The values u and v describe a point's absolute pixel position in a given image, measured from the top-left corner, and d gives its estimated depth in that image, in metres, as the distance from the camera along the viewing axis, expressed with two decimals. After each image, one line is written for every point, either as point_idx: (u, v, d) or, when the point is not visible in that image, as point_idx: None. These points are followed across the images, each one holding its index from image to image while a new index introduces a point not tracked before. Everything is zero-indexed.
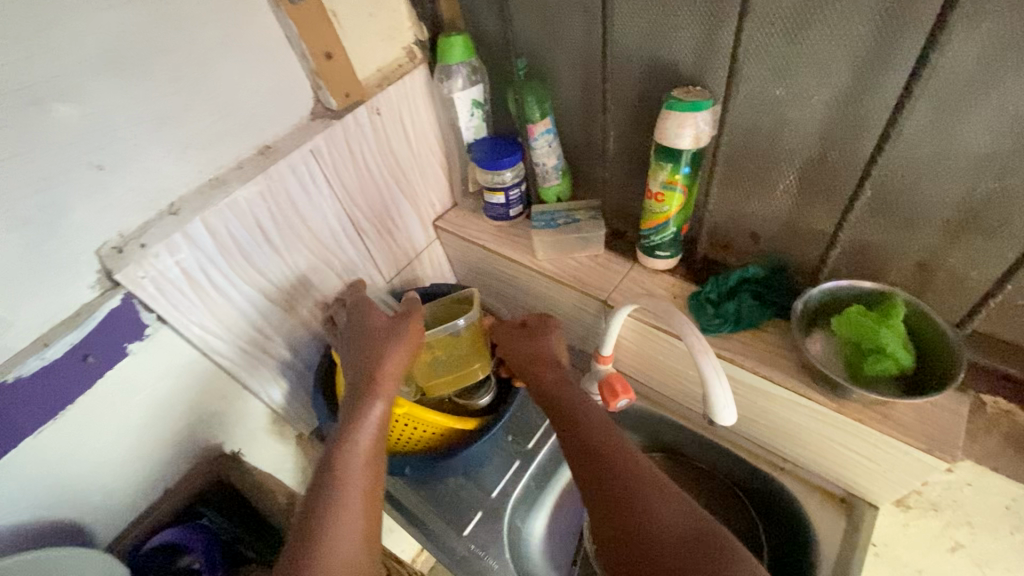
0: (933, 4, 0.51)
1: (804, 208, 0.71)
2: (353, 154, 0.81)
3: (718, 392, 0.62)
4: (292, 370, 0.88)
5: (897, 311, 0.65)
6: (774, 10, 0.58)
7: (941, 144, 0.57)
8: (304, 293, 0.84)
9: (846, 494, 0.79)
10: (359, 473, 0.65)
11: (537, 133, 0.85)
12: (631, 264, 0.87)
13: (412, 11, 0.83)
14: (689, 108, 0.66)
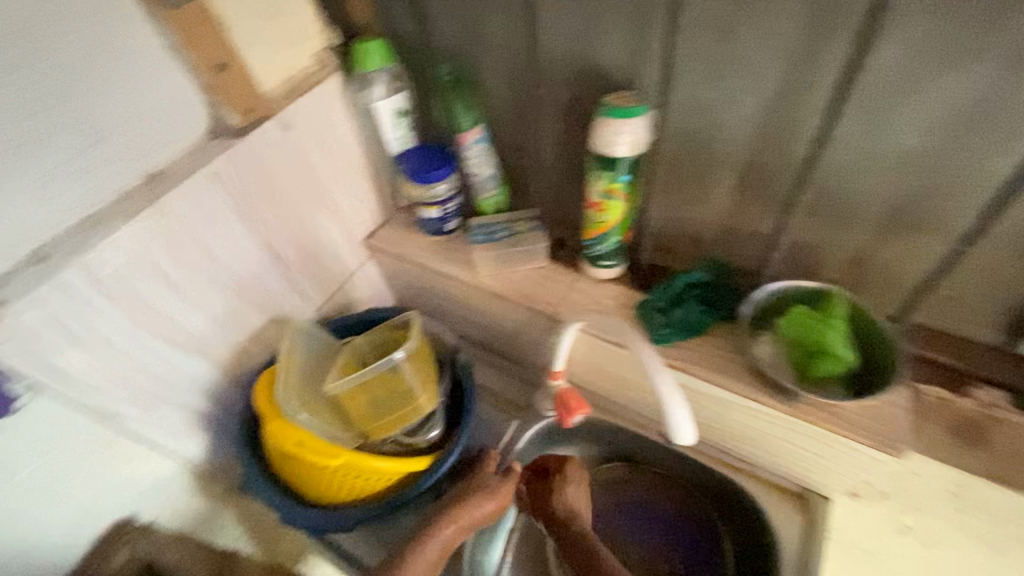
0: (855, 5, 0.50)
1: (742, 212, 0.70)
2: (263, 176, 0.72)
3: (675, 411, 0.59)
4: (212, 420, 0.79)
5: (838, 310, 0.65)
6: (701, 12, 0.56)
7: (874, 147, 0.57)
8: (219, 335, 0.75)
9: (801, 488, 0.80)
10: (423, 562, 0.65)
11: (469, 142, 0.80)
12: (577, 275, 0.84)
13: (320, 13, 0.75)
14: (624, 114, 0.63)
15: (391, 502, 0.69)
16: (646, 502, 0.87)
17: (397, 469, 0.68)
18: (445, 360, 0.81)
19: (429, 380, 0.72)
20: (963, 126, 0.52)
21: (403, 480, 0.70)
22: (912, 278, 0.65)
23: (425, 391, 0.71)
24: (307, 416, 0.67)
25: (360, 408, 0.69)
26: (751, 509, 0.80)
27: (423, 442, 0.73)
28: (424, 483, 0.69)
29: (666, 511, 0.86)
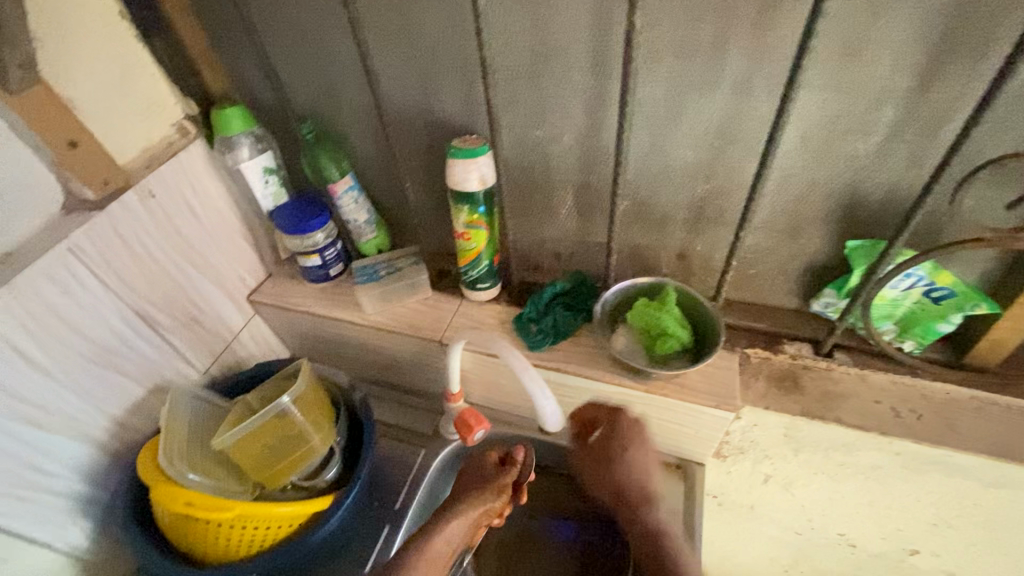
0: (616, 52, 0.62)
1: (586, 225, 0.82)
2: (128, 244, 0.73)
3: (543, 400, 0.68)
4: (95, 503, 0.75)
5: (669, 295, 0.78)
6: (509, 67, 0.67)
7: (663, 162, 0.70)
8: (93, 411, 0.72)
9: (680, 460, 0.88)
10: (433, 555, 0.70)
11: (340, 192, 0.85)
12: (459, 300, 0.91)
13: (174, 86, 0.79)
14: (469, 154, 0.72)
15: (296, 545, 0.70)
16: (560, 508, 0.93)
17: (295, 512, 0.69)
18: (340, 398, 0.83)
19: (323, 418, 0.75)
20: (720, 140, 0.66)
21: (307, 521, 0.71)
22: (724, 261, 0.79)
23: (319, 430, 0.74)
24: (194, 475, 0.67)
25: (252, 457, 0.70)
26: None
27: (322, 481, 0.75)
28: (328, 520, 0.70)
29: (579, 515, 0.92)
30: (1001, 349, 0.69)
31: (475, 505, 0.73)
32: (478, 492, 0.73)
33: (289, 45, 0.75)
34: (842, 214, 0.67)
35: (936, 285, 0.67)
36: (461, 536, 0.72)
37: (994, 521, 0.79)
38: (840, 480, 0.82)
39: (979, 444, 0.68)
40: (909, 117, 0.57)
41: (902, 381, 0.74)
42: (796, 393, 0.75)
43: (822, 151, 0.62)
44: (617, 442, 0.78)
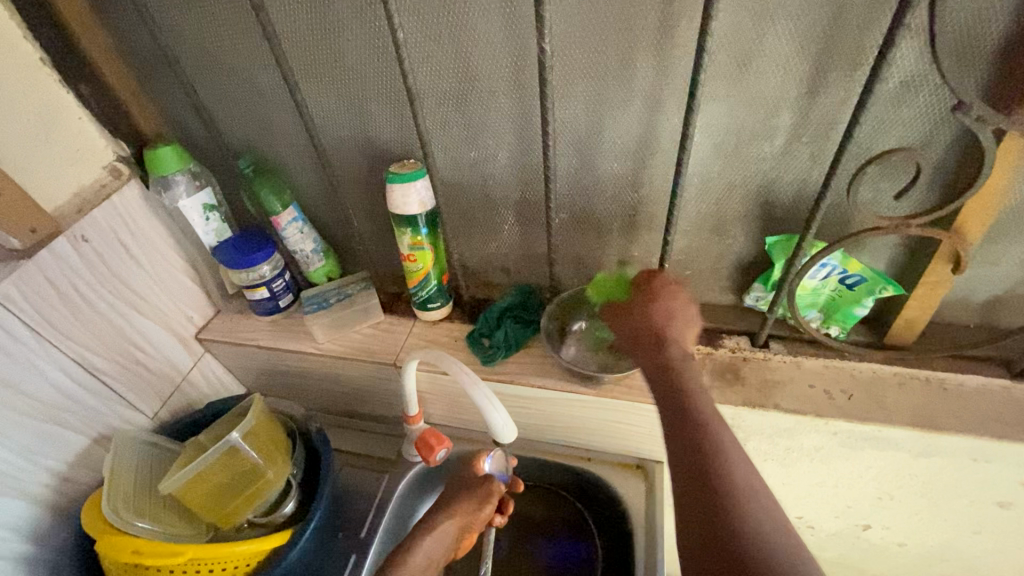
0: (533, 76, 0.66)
1: (527, 238, 0.85)
2: (61, 290, 0.71)
3: (494, 414, 0.69)
4: (42, 566, 0.70)
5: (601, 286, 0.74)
6: (436, 94, 0.70)
7: (592, 174, 0.74)
8: (32, 468, 0.69)
9: (639, 459, 0.89)
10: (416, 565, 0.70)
11: (285, 224, 0.86)
12: (412, 322, 0.91)
13: (103, 129, 0.78)
14: (407, 178, 0.74)
15: None
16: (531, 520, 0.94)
17: (251, 550, 0.68)
18: (294, 429, 0.82)
19: (275, 450, 0.74)
20: (642, 151, 0.70)
21: (263, 560, 0.70)
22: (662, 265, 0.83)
23: (271, 463, 0.73)
24: (144, 522, 0.67)
25: (204, 496, 0.69)
26: (607, 492, 0.88)
27: (280, 516, 0.74)
28: (284, 557, 0.69)
29: (550, 525, 0.93)
30: (913, 329, 0.76)
31: (457, 516, 0.74)
32: (460, 505, 0.75)
33: (221, 83, 0.76)
34: (759, 212, 0.72)
35: (849, 272, 0.72)
36: (444, 549, 0.72)
37: (930, 488, 0.84)
38: (791, 465, 0.86)
39: (904, 417, 0.73)
40: (804, 120, 0.62)
41: (833, 365, 0.79)
42: (738, 383, 0.79)
43: (733, 156, 0.67)
44: (666, 340, 0.63)
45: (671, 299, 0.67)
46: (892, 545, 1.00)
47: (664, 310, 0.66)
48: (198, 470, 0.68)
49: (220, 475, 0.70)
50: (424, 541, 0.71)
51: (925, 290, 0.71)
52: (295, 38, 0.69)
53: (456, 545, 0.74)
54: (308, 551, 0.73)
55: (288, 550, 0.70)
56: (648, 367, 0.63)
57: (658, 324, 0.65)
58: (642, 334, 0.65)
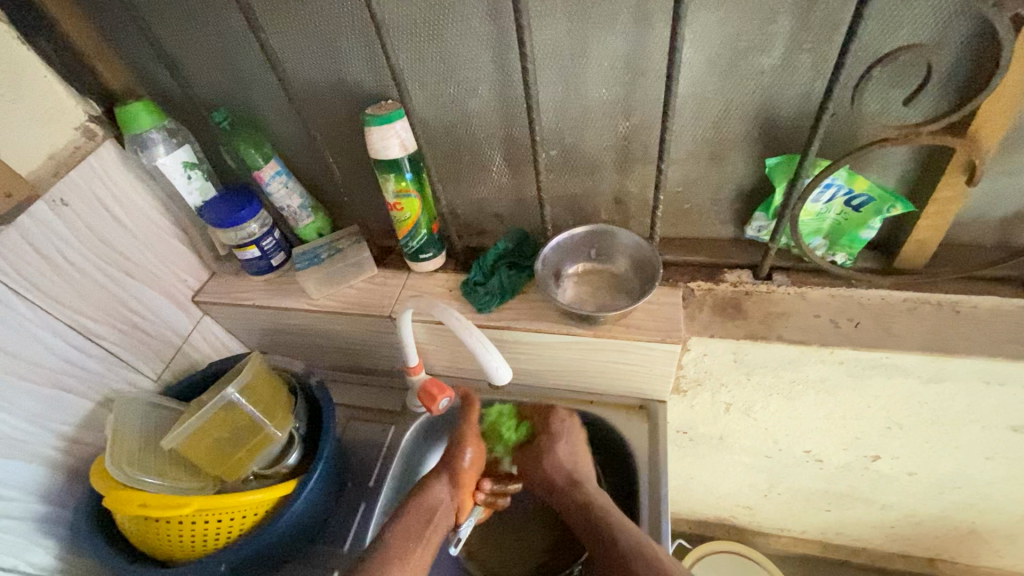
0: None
1: (518, 179, 0.81)
2: (45, 255, 0.70)
3: (488, 358, 0.69)
4: (60, 522, 0.73)
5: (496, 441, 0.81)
6: (407, 25, 0.67)
7: (580, 104, 0.70)
8: (39, 432, 0.70)
9: (642, 400, 0.88)
10: (425, 515, 0.69)
11: (268, 178, 0.83)
12: (407, 274, 0.89)
13: (69, 86, 0.75)
14: (385, 120, 0.70)
15: (261, 534, 0.70)
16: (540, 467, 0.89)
17: (259, 499, 0.69)
18: (296, 384, 0.82)
19: (273, 406, 0.75)
20: (630, 73, 0.66)
21: (271, 509, 0.72)
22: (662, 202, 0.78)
23: (271, 417, 0.74)
24: (150, 475, 0.69)
25: (207, 451, 0.71)
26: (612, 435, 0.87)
27: (284, 466, 0.76)
28: (291, 507, 0.71)
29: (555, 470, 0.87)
30: (925, 250, 0.72)
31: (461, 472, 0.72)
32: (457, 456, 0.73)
33: (188, 29, 0.73)
34: (758, 133, 0.68)
35: (855, 192, 0.68)
36: (453, 501, 0.72)
37: (939, 415, 0.83)
38: (796, 398, 0.84)
39: (911, 341, 0.71)
40: (805, 24, 0.58)
41: (840, 293, 0.76)
42: (740, 317, 0.76)
43: (730, 71, 0.63)
44: (571, 490, 0.72)
45: (536, 453, 0.75)
46: (901, 475, 1.00)
47: (551, 448, 0.74)
48: (197, 427, 0.69)
49: (218, 431, 0.71)
50: (429, 491, 0.71)
51: (938, 207, 0.67)
52: None
53: (462, 500, 0.72)
54: (314, 501, 0.75)
55: (295, 500, 0.72)
56: (577, 519, 0.71)
57: (558, 472, 0.73)
58: (558, 482, 0.73)
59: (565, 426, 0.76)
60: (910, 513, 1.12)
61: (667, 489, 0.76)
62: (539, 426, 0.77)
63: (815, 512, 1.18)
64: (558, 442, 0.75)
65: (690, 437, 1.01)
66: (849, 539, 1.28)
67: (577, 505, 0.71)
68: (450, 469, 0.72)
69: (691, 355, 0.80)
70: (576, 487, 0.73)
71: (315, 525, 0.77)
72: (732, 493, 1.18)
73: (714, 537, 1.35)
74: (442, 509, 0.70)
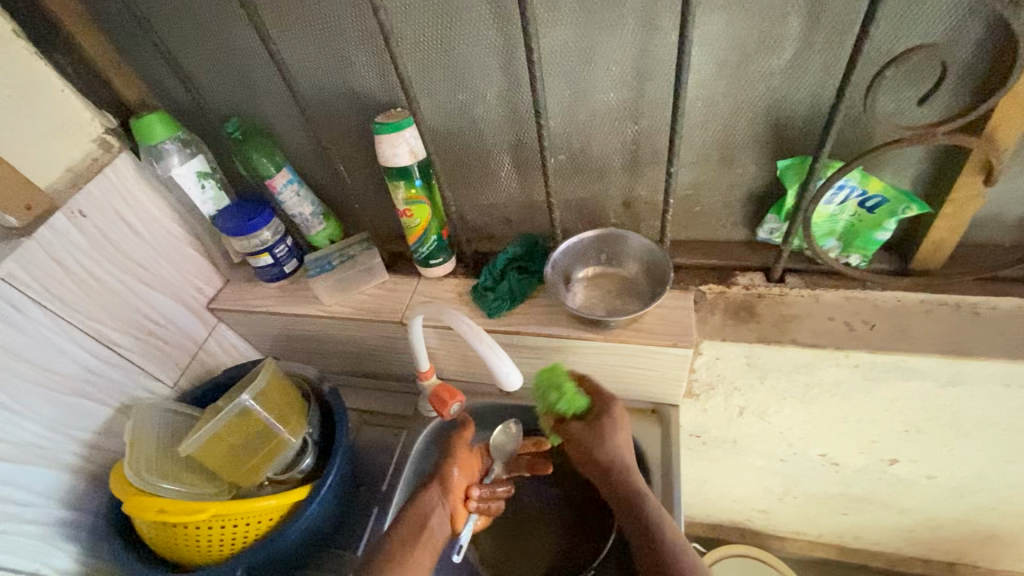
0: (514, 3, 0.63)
1: (527, 184, 0.81)
2: (65, 266, 0.72)
3: (499, 363, 0.69)
4: (80, 527, 0.74)
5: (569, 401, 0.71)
6: (415, 34, 0.67)
7: (588, 109, 0.70)
8: (59, 439, 0.72)
9: (655, 404, 0.87)
10: (420, 522, 0.69)
11: (280, 186, 0.84)
12: (417, 279, 0.90)
13: (86, 100, 0.77)
14: (394, 129, 0.71)
15: (276, 538, 0.71)
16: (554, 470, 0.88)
17: (274, 505, 0.70)
18: (309, 390, 0.83)
19: (287, 412, 0.76)
20: (638, 77, 0.66)
21: (285, 513, 0.73)
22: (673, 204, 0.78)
23: (285, 423, 0.75)
24: (168, 481, 0.70)
25: (223, 458, 0.72)
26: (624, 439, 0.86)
27: (298, 471, 0.77)
28: (305, 511, 0.71)
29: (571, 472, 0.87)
30: (942, 251, 0.71)
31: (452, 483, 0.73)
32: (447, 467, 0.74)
33: (200, 42, 0.75)
34: (769, 135, 0.67)
35: (868, 193, 0.67)
36: (445, 510, 0.71)
37: (958, 418, 0.81)
38: (810, 402, 0.83)
39: (928, 344, 0.70)
40: (814, 26, 0.57)
41: (854, 295, 0.75)
42: (752, 320, 0.76)
43: (739, 74, 0.63)
44: (625, 476, 0.70)
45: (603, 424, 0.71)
46: (920, 479, 0.98)
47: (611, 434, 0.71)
48: (216, 433, 0.70)
49: (236, 438, 0.72)
50: (421, 501, 0.71)
51: (954, 207, 0.66)
52: None
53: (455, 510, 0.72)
54: (327, 506, 0.75)
55: (308, 504, 0.72)
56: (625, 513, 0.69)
57: (610, 459, 0.70)
58: (609, 471, 0.71)
59: (619, 413, 0.72)
60: (930, 517, 1.10)
61: (681, 494, 0.76)
62: (597, 405, 0.73)
63: (832, 516, 1.17)
64: (616, 430, 0.71)
65: (703, 441, 1.00)
66: (867, 544, 1.26)
67: (625, 500, 0.69)
68: (444, 480, 0.73)
69: (703, 359, 0.80)
70: (631, 475, 0.70)
71: (329, 530, 0.78)
72: (747, 497, 1.17)
73: (729, 541, 1.34)
74: (436, 518, 0.70)
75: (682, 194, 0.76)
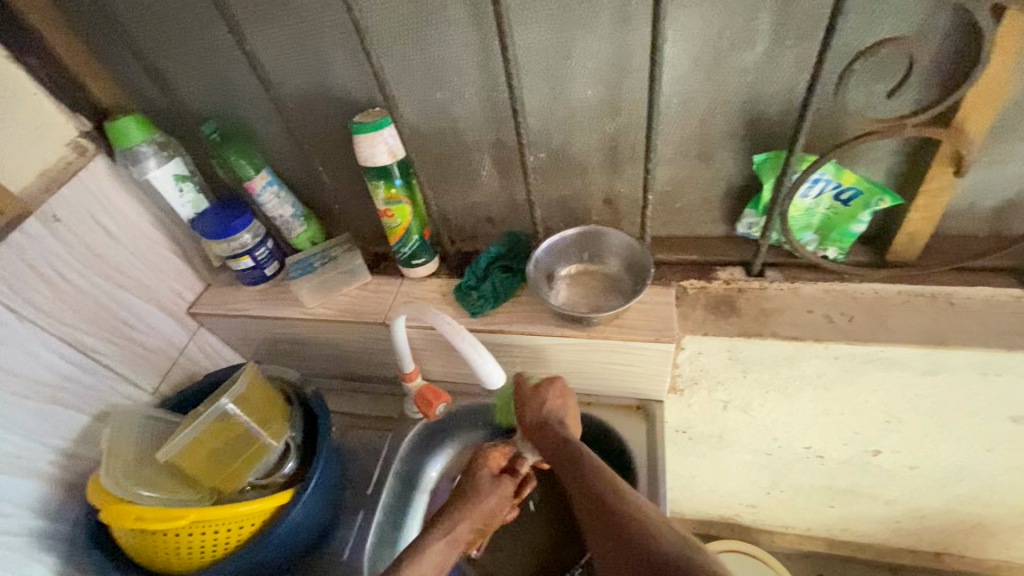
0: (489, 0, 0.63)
1: (508, 182, 0.81)
2: (37, 271, 0.70)
3: (481, 360, 0.69)
4: (59, 538, 0.72)
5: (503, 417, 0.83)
6: (390, 34, 0.67)
7: (566, 105, 0.70)
8: (35, 448, 0.70)
9: (640, 400, 0.87)
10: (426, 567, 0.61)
11: (259, 188, 0.83)
12: (400, 280, 0.89)
13: (60, 104, 0.76)
14: (373, 128, 0.70)
15: (259, 544, 0.70)
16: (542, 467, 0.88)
17: (256, 510, 0.70)
18: (292, 394, 0.82)
19: (269, 415, 0.75)
20: (614, 74, 0.66)
21: (268, 518, 0.72)
22: (653, 200, 0.79)
23: (267, 427, 0.74)
24: (146, 488, 0.69)
25: (204, 462, 0.71)
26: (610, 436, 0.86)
27: (280, 476, 0.76)
28: (288, 515, 0.71)
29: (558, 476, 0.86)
30: (918, 242, 0.72)
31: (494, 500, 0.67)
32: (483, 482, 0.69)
33: (174, 43, 0.74)
34: (745, 130, 0.68)
35: (843, 186, 0.68)
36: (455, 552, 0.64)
37: (938, 408, 0.82)
38: (793, 394, 0.84)
39: (906, 334, 0.71)
40: (785, 20, 0.58)
41: (833, 288, 0.76)
42: (733, 314, 0.76)
43: (713, 69, 0.63)
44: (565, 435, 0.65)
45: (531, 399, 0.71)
46: (903, 469, 0.99)
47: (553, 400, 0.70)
48: (196, 439, 0.69)
49: (218, 443, 0.71)
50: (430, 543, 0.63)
51: (927, 199, 0.67)
52: None
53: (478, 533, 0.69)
54: (311, 511, 0.75)
55: (291, 508, 0.72)
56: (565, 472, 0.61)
57: (543, 419, 0.68)
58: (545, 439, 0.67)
59: (557, 390, 0.71)
60: (915, 507, 1.11)
61: (667, 489, 0.76)
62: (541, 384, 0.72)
63: (820, 508, 1.17)
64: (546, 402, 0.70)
65: (689, 437, 1.00)
66: (856, 535, 1.27)
67: (568, 459, 0.62)
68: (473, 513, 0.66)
69: (686, 354, 0.80)
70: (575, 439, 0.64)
71: (314, 535, 0.77)
72: (735, 491, 1.17)
73: (720, 537, 1.34)
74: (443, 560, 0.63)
75: (661, 191, 0.77)
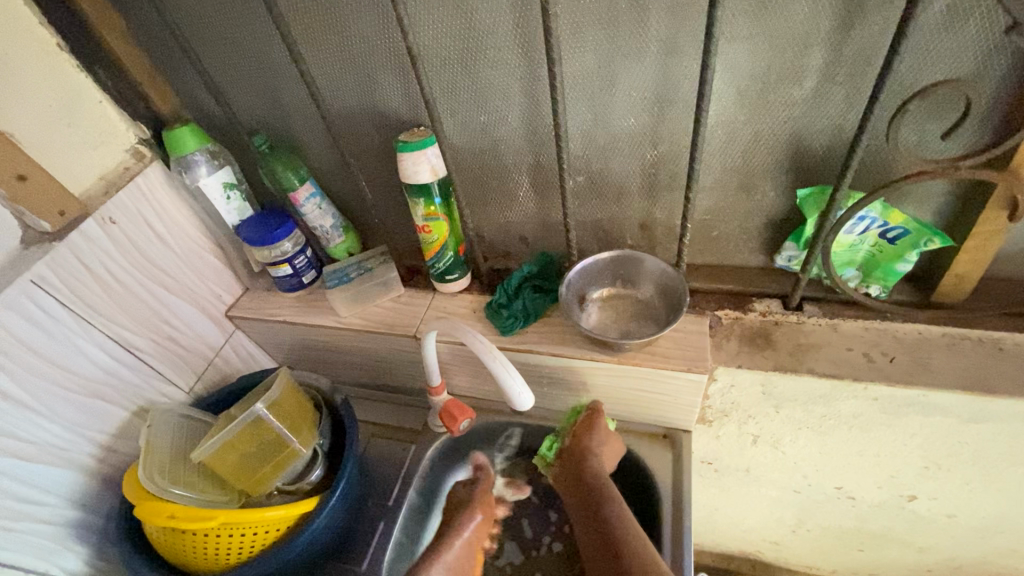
0: (539, 30, 0.64)
1: (544, 203, 0.82)
2: (90, 269, 0.73)
3: (511, 381, 0.69)
4: (91, 529, 0.74)
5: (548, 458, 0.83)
6: (439, 57, 0.69)
7: (608, 131, 0.71)
8: (76, 439, 0.73)
9: (666, 429, 0.86)
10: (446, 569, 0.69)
11: (303, 199, 0.86)
12: (432, 294, 0.90)
13: (123, 112, 0.80)
14: (418, 146, 0.72)
15: (283, 550, 0.71)
16: (548, 495, 0.88)
17: (281, 516, 0.71)
18: (320, 400, 0.84)
19: (300, 422, 0.76)
20: (659, 104, 0.67)
21: (293, 524, 0.73)
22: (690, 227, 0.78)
23: (297, 434, 0.75)
24: (180, 488, 0.71)
25: (236, 465, 0.73)
26: (633, 463, 0.85)
27: (306, 483, 0.78)
28: (313, 523, 0.72)
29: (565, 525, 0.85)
30: (966, 284, 0.70)
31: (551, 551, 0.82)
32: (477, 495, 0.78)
33: (233, 59, 0.77)
34: (789, 163, 0.67)
35: (890, 225, 0.67)
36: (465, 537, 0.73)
37: (981, 456, 0.79)
38: (827, 433, 0.82)
39: (949, 378, 0.68)
40: (838, 56, 0.58)
41: (873, 326, 0.74)
42: (769, 348, 0.75)
43: (760, 102, 0.63)
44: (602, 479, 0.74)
45: (603, 444, 0.77)
46: (941, 518, 0.95)
47: (592, 447, 0.76)
48: (224, 443, 0.71)
49: (247, 447, 0.73)
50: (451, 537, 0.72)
51: (978, 240, 0.65)
52: (296, 9, 0.69)
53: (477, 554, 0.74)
54: (336, 519, 0.76)
55: (315, 518, 0.73)
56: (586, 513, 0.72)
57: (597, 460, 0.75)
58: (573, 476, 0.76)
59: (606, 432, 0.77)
60: (950, 558, 1.06)
61: (692, 524, 0.74)
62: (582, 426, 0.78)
63: (847, 551, 1.13)
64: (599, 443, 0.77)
65: (715, 468, 0.98)
66: None
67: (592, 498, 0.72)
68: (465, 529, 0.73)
69: (717, 385, 0.79)
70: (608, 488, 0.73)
71: (334, 545, 0.78)
72: (759, 528, 1.14)
73: (740, 573, 1.30)
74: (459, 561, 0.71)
75: (699, 219, 0.77)
